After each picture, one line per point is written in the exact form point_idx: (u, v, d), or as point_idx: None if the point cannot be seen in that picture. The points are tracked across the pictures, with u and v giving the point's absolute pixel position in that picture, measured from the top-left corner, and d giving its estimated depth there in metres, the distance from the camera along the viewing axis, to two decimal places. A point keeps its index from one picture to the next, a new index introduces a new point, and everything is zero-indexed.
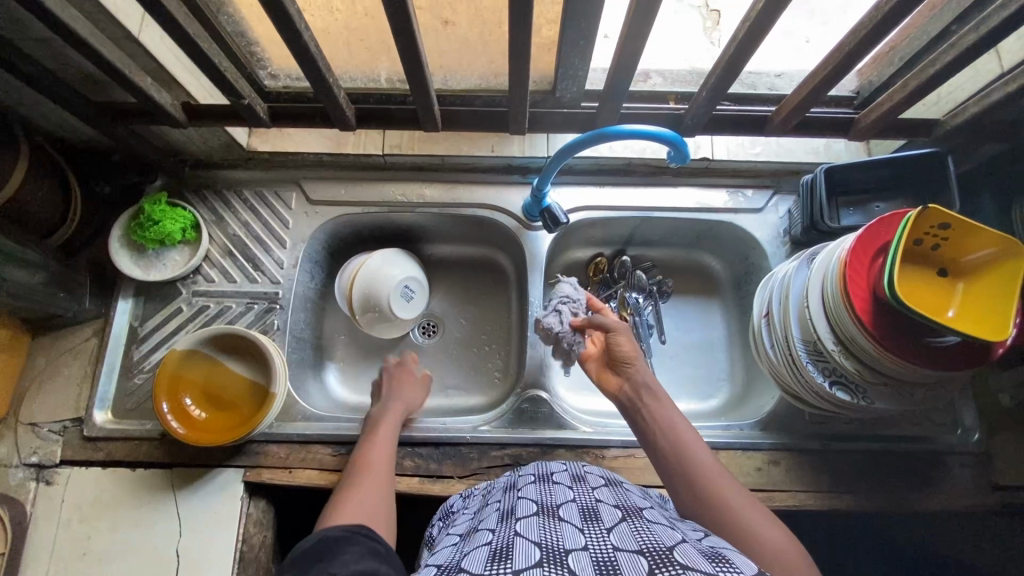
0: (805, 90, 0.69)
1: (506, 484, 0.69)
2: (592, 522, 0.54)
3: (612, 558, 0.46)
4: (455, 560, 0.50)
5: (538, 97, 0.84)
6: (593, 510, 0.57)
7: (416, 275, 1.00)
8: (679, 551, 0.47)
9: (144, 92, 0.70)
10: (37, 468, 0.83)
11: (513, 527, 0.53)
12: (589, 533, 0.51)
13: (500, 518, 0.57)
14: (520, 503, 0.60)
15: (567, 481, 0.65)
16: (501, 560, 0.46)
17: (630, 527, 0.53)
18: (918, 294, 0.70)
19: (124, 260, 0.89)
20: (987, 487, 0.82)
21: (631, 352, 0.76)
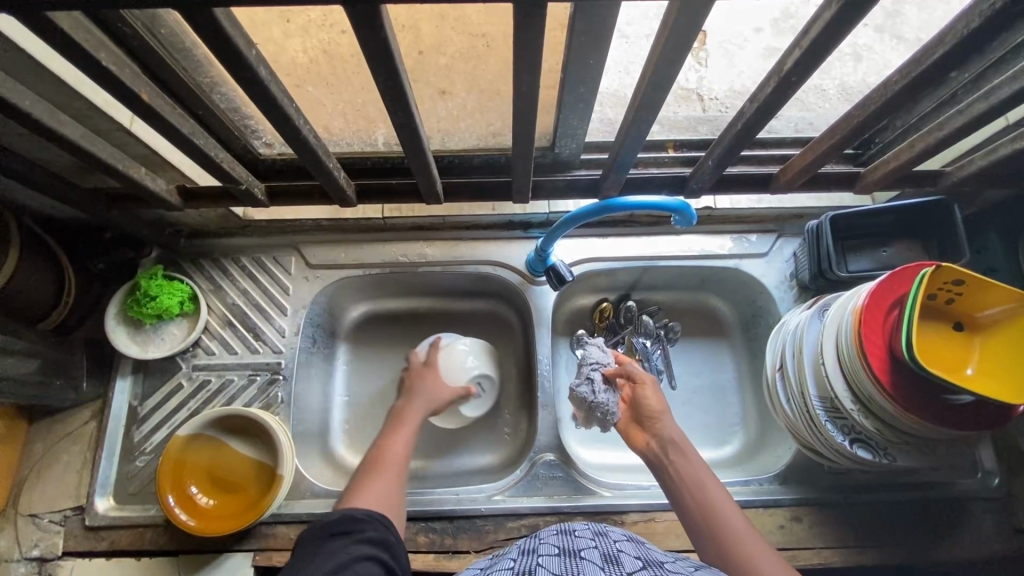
0: (814, 154, 0.67)
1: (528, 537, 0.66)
2: (613, 565, 0.52)
3: None
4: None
5: (538, 156, 0.83)
6: (615, 556, 0.55)
7: (491, 376, 0.95)
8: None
9: (137, 182, 0.68)
10: (39, 562, 0.81)
11: (536, 561, 0.53)
12: (607, 573, 0.50)
13: (524, 554, 0.57)
14: (542, 544, 0.59)
15: (590, 532, 0.62)
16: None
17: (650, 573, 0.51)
18: (935, 351, 0.69)
19: (121, 338, 0.87)
20: (1012, 533, 0.81)
21: (658, 406, 0.76)
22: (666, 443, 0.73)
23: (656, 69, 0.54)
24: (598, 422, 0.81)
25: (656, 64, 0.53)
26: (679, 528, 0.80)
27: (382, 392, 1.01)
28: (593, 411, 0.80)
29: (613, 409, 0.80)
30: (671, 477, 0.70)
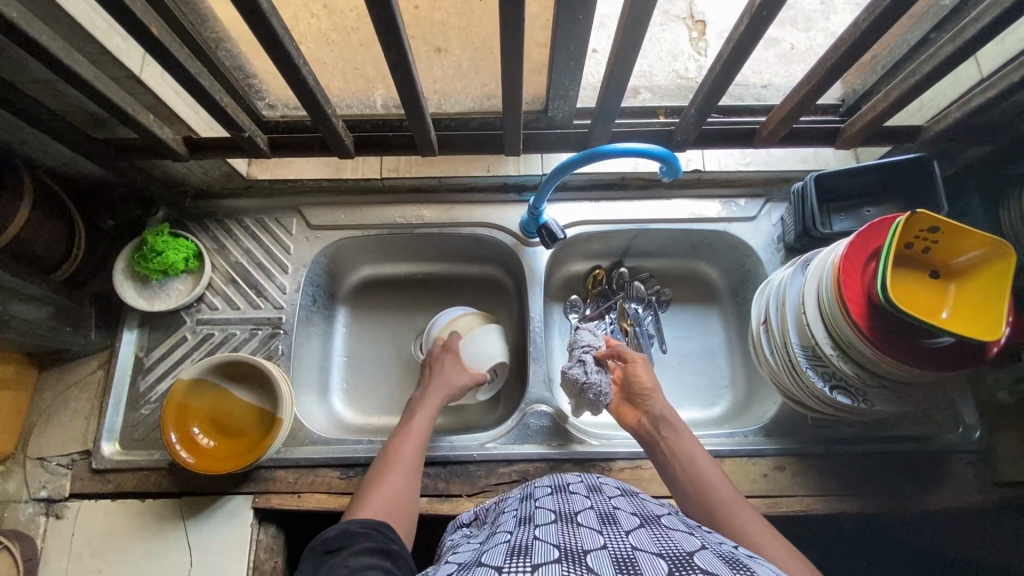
0: (793, 101, 0.71)
1: (522, 495, 0.68)
2: (610, 525, 0.53)
3: (632, 557, 0.46)
4: (476, 558, 0.51)
5: (531, 118, 0.85)
6: (611, 515, 0.56)
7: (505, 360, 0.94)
8: (699, 557, 0.46)
9: (147, 129, 0.72)
10: (46, 503, 0.84)
11: (532, 532, 0.53)
12: (607, 535, 0.51)
13: (519, 522, 0.57)
14: (538, 510, 0.59)
15: (584, 489, 0.64)
16: (518, 558, 0.47)
17: (649, 532, 0.52)
18: (911, 297, 0.71)
19: (128, 292, 0.90)
20: (992, 484, 0.83)
21: (649, 384, 0.79)
22: (658, 419, 0.77)
23: (636, 12, 0.57)
24: (590, 404, 0.82)
25: (634, 6, 0.56)
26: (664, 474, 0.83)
27: (380, 353, 1.03)
28: (585, 393, 0.81)
29: (604, 390, 0.81)
30: (664, 452, 0.74)
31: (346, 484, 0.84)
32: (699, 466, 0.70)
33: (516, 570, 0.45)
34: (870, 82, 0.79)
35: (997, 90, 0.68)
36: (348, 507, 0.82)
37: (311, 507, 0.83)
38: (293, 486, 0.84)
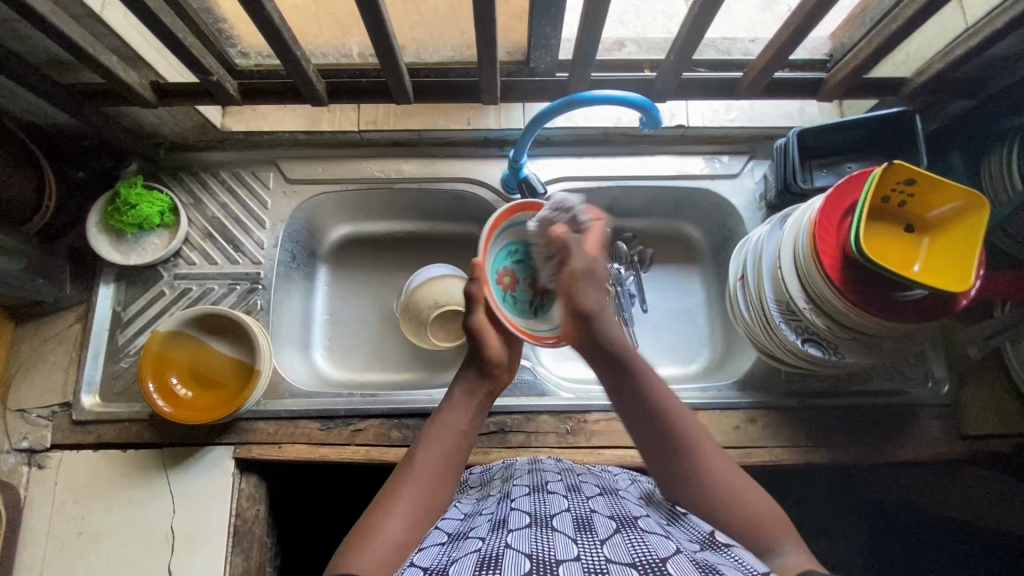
0: (774, 47, 0.73)
1: (499, 494, 0.65)
2: (586, 531, 0.52)
3: (605, 572, 0.45)
4: (444, 565, 0.49)
5: (511, 68, 0.83)
6: (587, 518, 0.55)
7: None
8: (672, 565, 0.46)
9: (110, 71, 0.70)
10: (28, 453, 0.84)
11: (504, 539, 0.51)
12: (581, 543, 0.50)
13: (492, 528, 0.54)
14: (512, 512, 0.57)
15: (562, 489, 0.62)
16: (488, 569, 0.45)
17: (624, 538, 0.51)
18: (884, 250, 0.72)
19: (102, 245, 0.89)
20: (957, 438, 0.86)
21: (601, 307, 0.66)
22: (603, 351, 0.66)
23: None
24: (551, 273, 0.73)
25: None
26: None
27: (361, 310, 1.03)
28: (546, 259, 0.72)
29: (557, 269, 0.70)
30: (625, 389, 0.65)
31: (326, 436, 0.85)
32: (685, 426, 0.62)
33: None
34: (858, 35, 0.78)
35: (982, 38, 0.68)
36: (328, 457, 0.84)
37: (291, 458, 0.84)
38: (275, 437, 0.85)
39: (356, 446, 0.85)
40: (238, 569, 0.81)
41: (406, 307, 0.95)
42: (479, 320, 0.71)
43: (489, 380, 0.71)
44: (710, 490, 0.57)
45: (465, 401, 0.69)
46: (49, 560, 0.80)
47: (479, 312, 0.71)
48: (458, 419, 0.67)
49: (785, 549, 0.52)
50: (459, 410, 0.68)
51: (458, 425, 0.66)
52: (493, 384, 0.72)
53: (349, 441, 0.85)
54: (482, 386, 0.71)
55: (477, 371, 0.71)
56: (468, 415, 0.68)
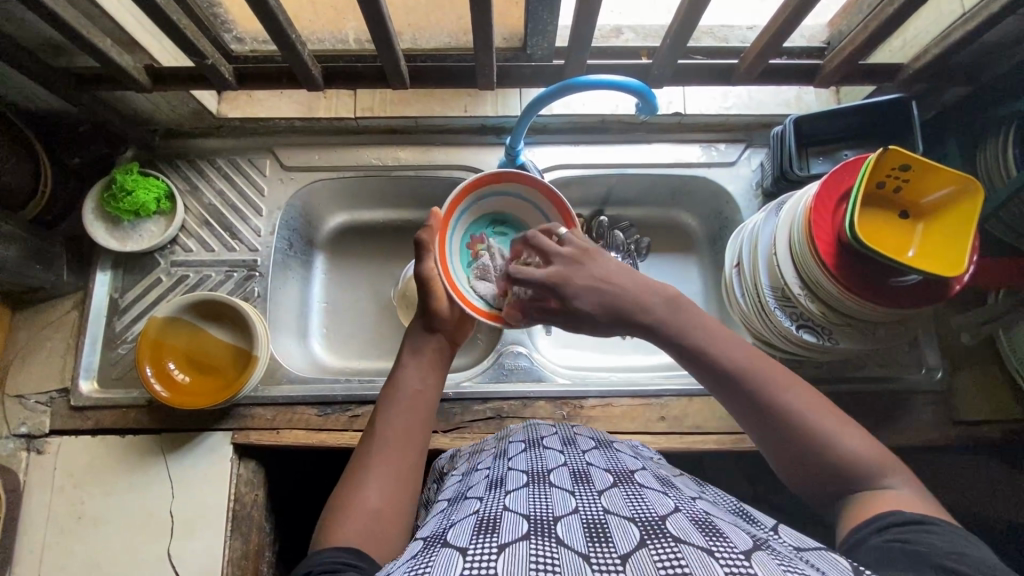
0: (770, 32, 0.73)
1: (496, 451, 0.65)
2: (583, 485, 0.51)
3: (603, 526, 0.43)
4: (441, 532, 0.46)
5: (508, 54, 0.83)
6: (584, 474, 0.54)
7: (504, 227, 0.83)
8: (671, 520, 0.44)
9: (104, 54, 0.70)
10: (26, 439, 0.85)
11: (501, 500, 0.49)
12: (579, 497, 0.49)
13: (489, 488, 0.53)
14: (509, 471, 0.56)
15: (558, 444, 0.62)
16: (485, 534, 0.42)
17: (623, 492, 0.49)
18: (880, 236, 0.72)
19: (99, 232, 0.89)
20: (950, 423, 0.86)
21: (606, 275, 0.61)
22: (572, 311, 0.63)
23: None
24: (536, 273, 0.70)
25: None
26: (633, 412, 0.86)
27: (358, 298, 1.03)
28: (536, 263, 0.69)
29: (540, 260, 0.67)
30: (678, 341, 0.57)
31: (323, 421, 0.86)
32: (762, 379, 0.53)
33: (483, 548, 0.40)
34: (856, 22, 0.79)
35: (978, 23, 0.68)
36: (326, 443, 0.85)
37: (289, 443, 0.84)
38: (273, 422, 0.85)
39: (354, 431, 0.85)
40: (236, 553, 0.81)
41: (404, 295, 0.95)
42: (431, 269, 0.71)
43: (440, 332, 0.70)
44: (806, 448, 0.51)
45: (416, 359, 0.67)
46: (49, 544, 0.81)
47: (428, 258, 0.71)
48: (412, 379, 0.66)
49: (891, 481, 0.49)
50: (411, 370, 0.66)
51: (412, 384, 0.65)
52: (446, 335, 0.71)
53: (346, 426, 0.85)
54: (431, 339, 0.69)
55: (422, 325, 0.70)
56: (420, 373, 0.66)
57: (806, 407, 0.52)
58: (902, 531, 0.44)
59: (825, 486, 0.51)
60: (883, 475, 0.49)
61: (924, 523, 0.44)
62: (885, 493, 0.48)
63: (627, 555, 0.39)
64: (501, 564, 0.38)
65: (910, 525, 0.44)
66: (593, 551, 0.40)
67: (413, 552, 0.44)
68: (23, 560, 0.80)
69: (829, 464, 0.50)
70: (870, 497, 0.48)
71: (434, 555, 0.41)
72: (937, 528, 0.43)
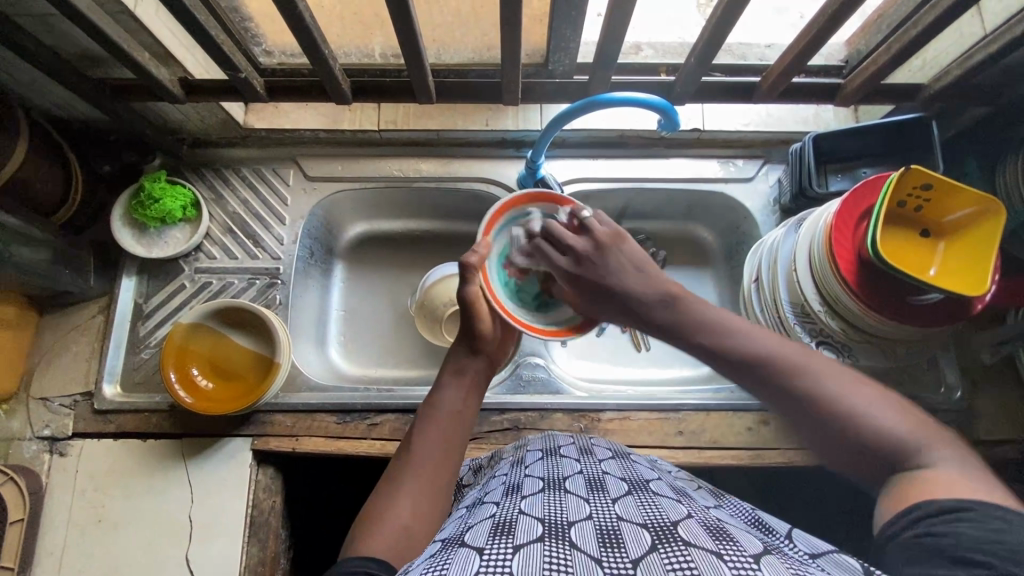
0: (793, 52, 0.74)
1: (514, 458, 0.66)
2: (598, 492, 0.51)
3: (616, 532, 0.43)
4: (459, 534, 0.46)
5: (531, 70, 0.84)
6: (599, 482, 0.54)
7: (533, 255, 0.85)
8: (683, 525, 0.44)
9: (142, 68, 0.72)
10: (50, 441, 0.86)
11: (517, 504, 0.49)
12: (593, 504, 0.49)
13: (505, 493, 0.54)
14: (526, 477, 0.56)
15: (575, 453, 0.62)
16: (503, 536, 0.42)
17: (636, 499, 0.50)
18: (900, 254, 0.73)
19: (126, 238, 0.91)
20: (970, 443, 0.86)
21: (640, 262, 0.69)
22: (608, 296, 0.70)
23: None
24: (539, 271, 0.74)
25: None
26: (650, 426, 0.86)
27: (377, 307, 1.04)
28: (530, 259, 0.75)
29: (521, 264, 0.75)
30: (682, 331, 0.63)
31: (342, 429, 0.86)
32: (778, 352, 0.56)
33: (499, 550, 0.40)
34: (875, 42, 0.79)
35: (1000, 45, 0.69)
36: (344, 450, 0.85)
37: (308, 450, 0.85)
38: (292, 429, 0.86)
39: (372, 440, 0.86)
40: (253, 560, 0.82)
41: (421, 305, 0.96)
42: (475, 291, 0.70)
43: (482, 356, 0.71)
44: (856, 433, 0.50)
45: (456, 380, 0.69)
46: (69, 546, 0.81)
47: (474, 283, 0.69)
48: (453, 402, 0.67)
49: (937, 456, 0.47)
50: (453, 392, 0.68)
51: (453, 405, 0.66)
52: (487, 358, 0.72)
53: (365, 434, 0.86)
54: (473, 362, 0.70)
55: (467, 345, 0.71)
56: (460, 394, 0.68)
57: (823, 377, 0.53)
58: (933, 521, 0.42)
59: (878, 467, 0.50)
60: (925, 450, 0.48)
61: (964, 509, 0.42)
62: (924, 472, 0.46)
63: (638, 560, 0.39)
64: (516, 566, 0.38)
65: (950, 513, 0.42)
66: (606, 557, 0.40)
67: (431, 555, 0.44)
68: (43, 560, 0.81)
69: (867, 436, 0.50)
70: (916, 475, 0.47)
71: (450, 556, 0.41)
72: (972, 514, 0.41)
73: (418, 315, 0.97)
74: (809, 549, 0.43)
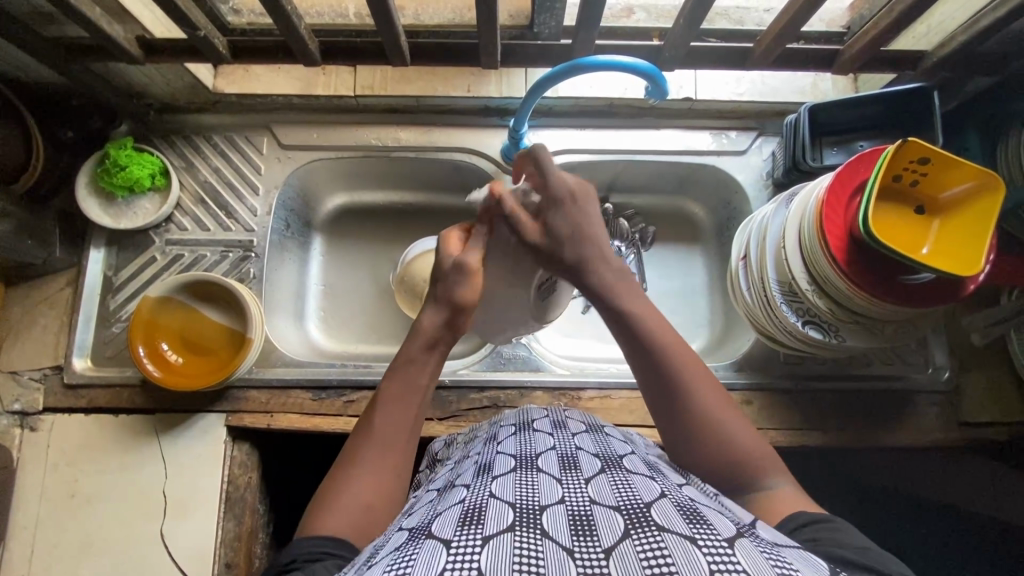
0: (790, 14, 0.69)
1: (486, 435, 0.64)
2: (571, 471, 0.49)
3: (589, 516, 0.42)
4: (427, 522, 0.44)
5: (514, 32, 0.79)
6: (572, 458, 0.52)
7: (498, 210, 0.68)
8: (656, 508, 0.42)
9: (94, 24, 0.67)
10: (20, 415, 0.84)
11: (488, 486, 0.47)
12: (566, 485, 0.47)
13: (476, 474, 0.52)
14: (498, 455, 0.55)
15: (548, 427, 0.60)
16: (471, 527, 0.40)
17: (609, 479, 0.48)
18: (894, 231, 0.70)
19: (93, 208, 0.87)
20: (956, 424, 0.85)
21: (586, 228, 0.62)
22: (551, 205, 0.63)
23: None
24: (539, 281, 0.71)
25: None
26: (633, 404, 0.85)
27: (356, 282, 1.02)
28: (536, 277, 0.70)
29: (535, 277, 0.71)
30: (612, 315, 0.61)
31: (318, 405, 0.85)
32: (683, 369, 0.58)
33: (467, 541, 0.38)
34: (878, 5, 0.74)
35: (1009, 8, 0.65)
36: (320, 427, 0.84)
37: (283, 426, 0.84)
38: (267, 406, 0.85)
39: (348, 417, 0.84)
40: (229, 535, 0.81)
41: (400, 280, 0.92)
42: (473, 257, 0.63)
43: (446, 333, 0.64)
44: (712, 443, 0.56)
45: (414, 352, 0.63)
46: (42, 521, 0.81)
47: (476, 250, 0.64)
48: (419, 373, 0.62)
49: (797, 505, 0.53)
50: (415, 365, 0.63)
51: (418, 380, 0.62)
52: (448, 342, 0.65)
53: (341, 411, 0.84)
54: (442, 335, 0.63)
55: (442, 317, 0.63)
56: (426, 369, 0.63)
57: (709, 402, 0.57)
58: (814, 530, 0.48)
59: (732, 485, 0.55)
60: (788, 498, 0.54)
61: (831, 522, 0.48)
62: (769, 491, 0.54)
63: (611, 549, 0.38)
64: (483, 558, 0.36)
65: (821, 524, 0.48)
66: (578, 546, 0.38)
67: (397, 545, 0.41)
68: (16, 535, 0.80)
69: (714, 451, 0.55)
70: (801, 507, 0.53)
71: (416, 548, 0.39)
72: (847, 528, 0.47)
73: (399, 296, 0.95)
74: (774, 536, 0.42)
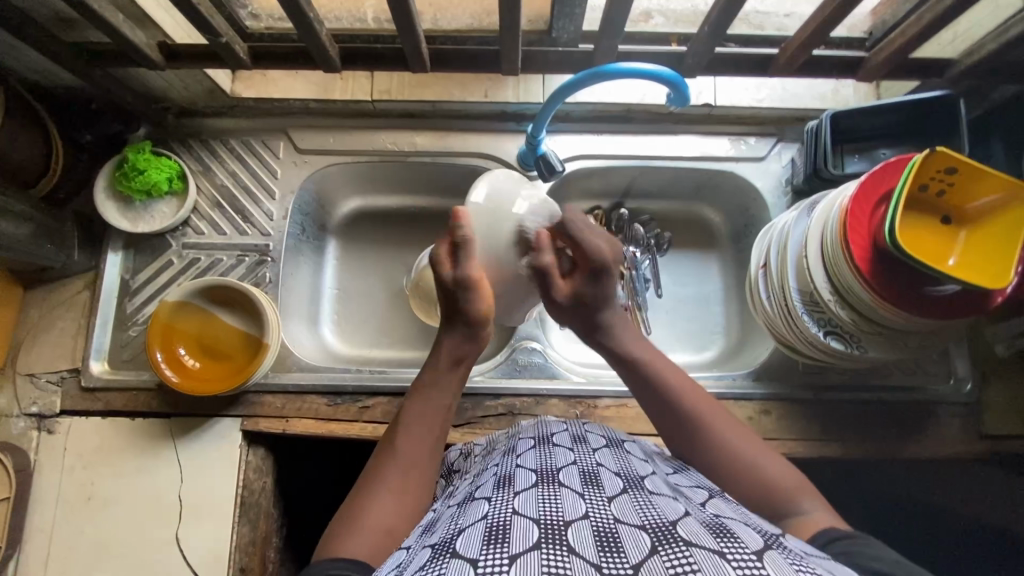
0: (815, 21, 0.68)
1: (505, 447, 0.64)
2: (593, 487, 0.49)
3: (614, 533, 0.41)
4: (450, 538, 0.43)
5: (533, 37, 0.78)
6: (594, 475, 0.52)
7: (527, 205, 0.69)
8: (682, 525, 0.41)
9: (117, 31, 0.67)
10: (38, 418, 0.84)
11: (510, 501, 0.46)
12: (589, 501, 0.46)
13: (497, 487, 0.51)
14: (518, 469, 0.54)
15: (567, 441, 0.60)
16: (497, 546, 0.39)
17: (632, 498, 0.47)
18: (920, 240, 0.69)
19: (110, 212, 0.88)
20: (978, 437, 0.84)
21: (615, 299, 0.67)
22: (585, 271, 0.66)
23: None
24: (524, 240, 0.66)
25: None
26: None
27: (370, 286, 1.01)
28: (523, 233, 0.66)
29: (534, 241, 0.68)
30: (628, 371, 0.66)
31: (334, 411, 0.84)
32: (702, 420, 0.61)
33: (495, 560, 0.38)
34: (902, 12, 0.73)
35: None
36: (335, 433, 0.84)
37: (298, 432, 0.84)
38: (282, 411, 0.85)
39: (363, 423, 0.84)
40: (244, 540, 0.81)
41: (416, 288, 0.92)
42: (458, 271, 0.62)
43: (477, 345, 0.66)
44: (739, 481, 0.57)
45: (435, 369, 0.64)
46: (59, 524, 0.81)
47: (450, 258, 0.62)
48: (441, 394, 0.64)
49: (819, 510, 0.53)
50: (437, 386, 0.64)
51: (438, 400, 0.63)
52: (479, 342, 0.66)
53: (356, 417, 0.84)
54: (466, 349, 0.65)
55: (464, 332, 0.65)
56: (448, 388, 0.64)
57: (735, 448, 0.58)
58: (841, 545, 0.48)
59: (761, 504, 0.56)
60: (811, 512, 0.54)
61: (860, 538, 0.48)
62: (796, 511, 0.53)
63: (638, 565, 0.37)
64: None
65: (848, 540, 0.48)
66: (605, 563, 0.38)
67: (422, 562, 0.41)
68: (34, 538, 0.80)
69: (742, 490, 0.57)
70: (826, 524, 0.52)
71: (442, 568, 0.38)
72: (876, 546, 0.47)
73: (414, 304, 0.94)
74: (803, 548, 0.41)
